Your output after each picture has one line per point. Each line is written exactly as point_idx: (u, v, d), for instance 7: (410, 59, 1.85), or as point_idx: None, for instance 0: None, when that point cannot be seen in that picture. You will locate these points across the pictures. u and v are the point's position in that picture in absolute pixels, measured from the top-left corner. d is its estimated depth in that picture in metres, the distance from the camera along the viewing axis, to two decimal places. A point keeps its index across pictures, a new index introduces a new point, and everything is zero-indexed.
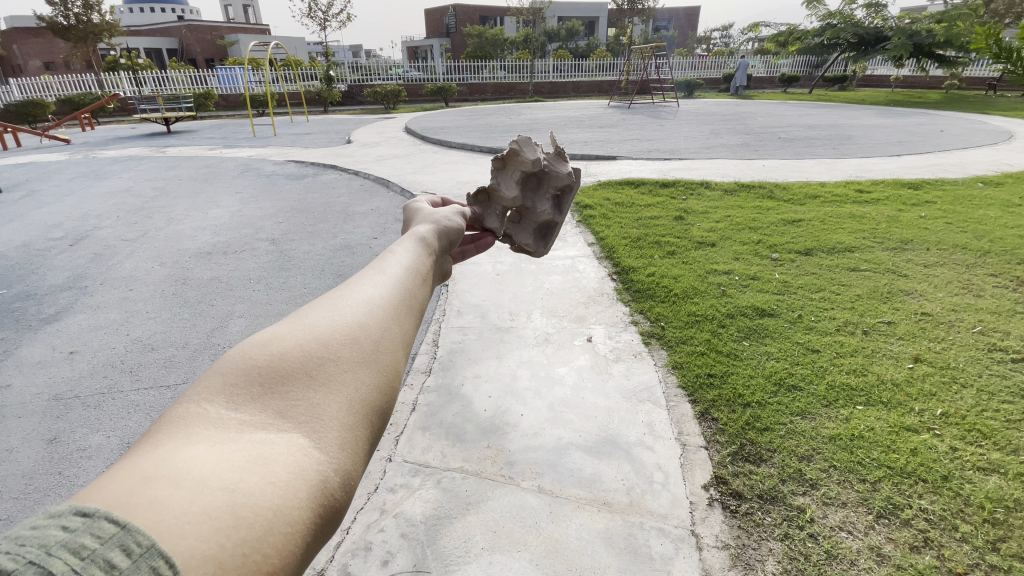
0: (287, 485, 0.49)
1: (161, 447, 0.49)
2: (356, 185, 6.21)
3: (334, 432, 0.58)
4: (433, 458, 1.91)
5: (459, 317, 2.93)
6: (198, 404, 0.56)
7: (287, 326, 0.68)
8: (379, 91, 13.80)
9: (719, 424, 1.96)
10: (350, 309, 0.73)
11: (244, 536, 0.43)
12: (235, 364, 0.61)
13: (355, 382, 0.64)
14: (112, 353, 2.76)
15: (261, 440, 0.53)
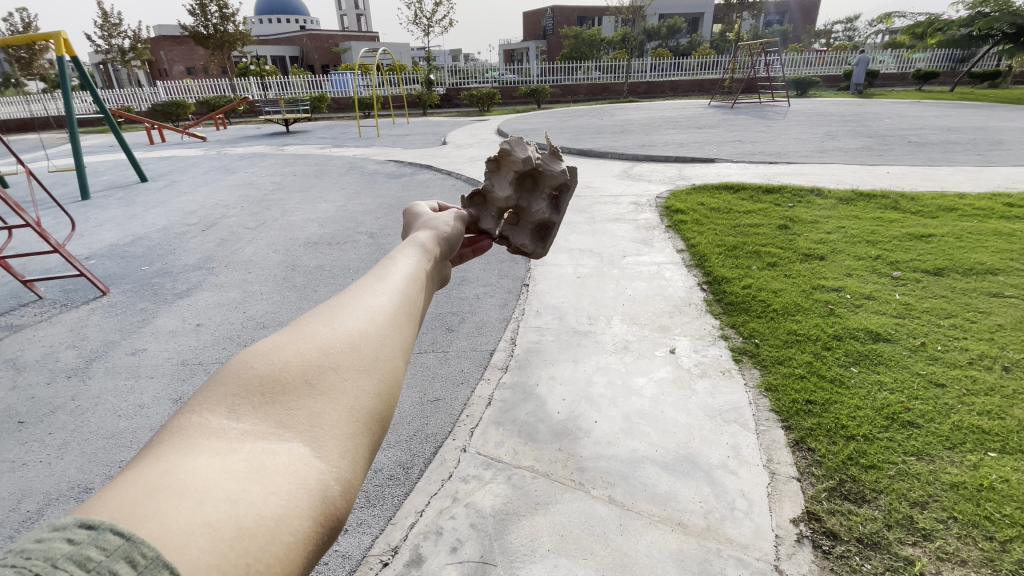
0: (288, 493, 0.50)
1: (166, 457, 0.50)
2: (448, 184, 6.47)
3: (335, 439, 0.59)
4: (505, 454, 1.94)
5: (538, 317, 2.94)
6: (199, 415, 0.56)
7: (287, 338, 0.69)
8: (475, 93, 14.25)
9: (815, 455, 1.79)
10: (348, 320, 0.75)
11: (250, 542, 0.44)
12: (237, 375, 0.62)
13: (356, 391, 0.65)
14: (231, 327, 3.12)
15: (262, 448, 0.54)
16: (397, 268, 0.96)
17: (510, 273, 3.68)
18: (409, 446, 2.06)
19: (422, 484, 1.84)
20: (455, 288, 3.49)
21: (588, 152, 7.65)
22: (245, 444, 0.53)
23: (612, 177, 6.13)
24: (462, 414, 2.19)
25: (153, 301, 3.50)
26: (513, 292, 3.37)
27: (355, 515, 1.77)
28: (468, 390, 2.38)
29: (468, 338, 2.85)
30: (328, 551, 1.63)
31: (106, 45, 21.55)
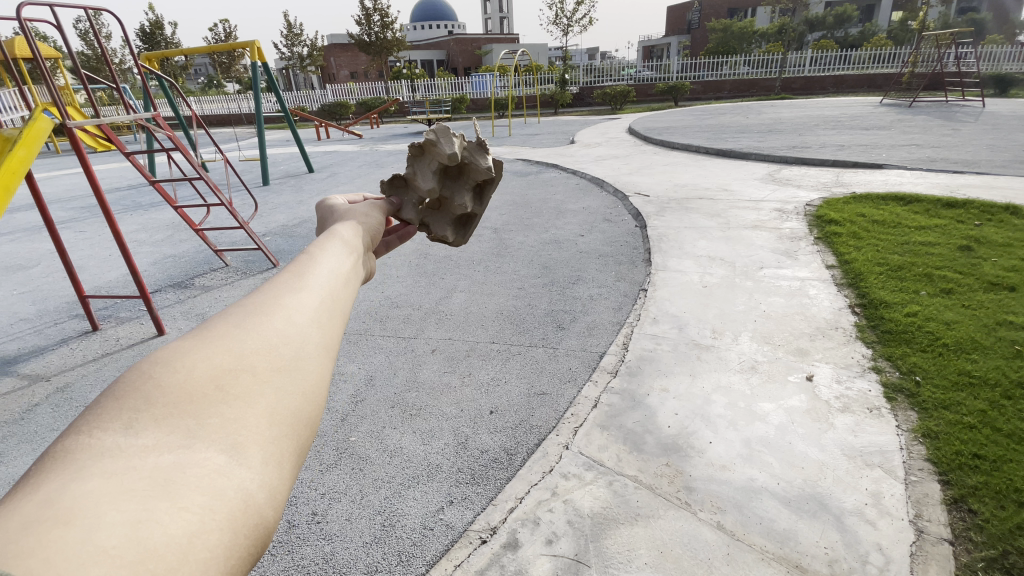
0: (201, 508, 0.42)
1: (43, 487, 0.40)
2: (572, 183, 6.48)
3: (259, 444, 0.51)
4: (609, 458, 1.91)
5: (656, 324, 2.83)
6: (84, 436, 0.46)
7: (193, 341, 0.58)
8: (609, 92, 14.05)
9: (975, 518, 1.53)
10: (266, 314, 0.64)
11: (159, 564, 0.37)
12: (137, 386, 0.52)
13: (280, 391, 0.56)
14: (370, 304, 3.50)
15: (162, 462, 0.44)
16: (334, 254, 0.84)
17: (628, 276, 3.58)
18: (515, 434, 2.12)
19: (523, 472, 1.89)
20: (570, 287, 3.50)
21: (726, 154, 7.12)
22: (140, 459, 0.44)
23: (751, 181, 5.64)
24: (568, 412, 2.20)
25: None
26: (630, 296, 3.27)
27: (460, 489, 1.88)
28: (575, 389, 2.38)
29: (580, 337, 2.84)
30: (435, 518, 1.76)
31: (290, 54, 25.17)
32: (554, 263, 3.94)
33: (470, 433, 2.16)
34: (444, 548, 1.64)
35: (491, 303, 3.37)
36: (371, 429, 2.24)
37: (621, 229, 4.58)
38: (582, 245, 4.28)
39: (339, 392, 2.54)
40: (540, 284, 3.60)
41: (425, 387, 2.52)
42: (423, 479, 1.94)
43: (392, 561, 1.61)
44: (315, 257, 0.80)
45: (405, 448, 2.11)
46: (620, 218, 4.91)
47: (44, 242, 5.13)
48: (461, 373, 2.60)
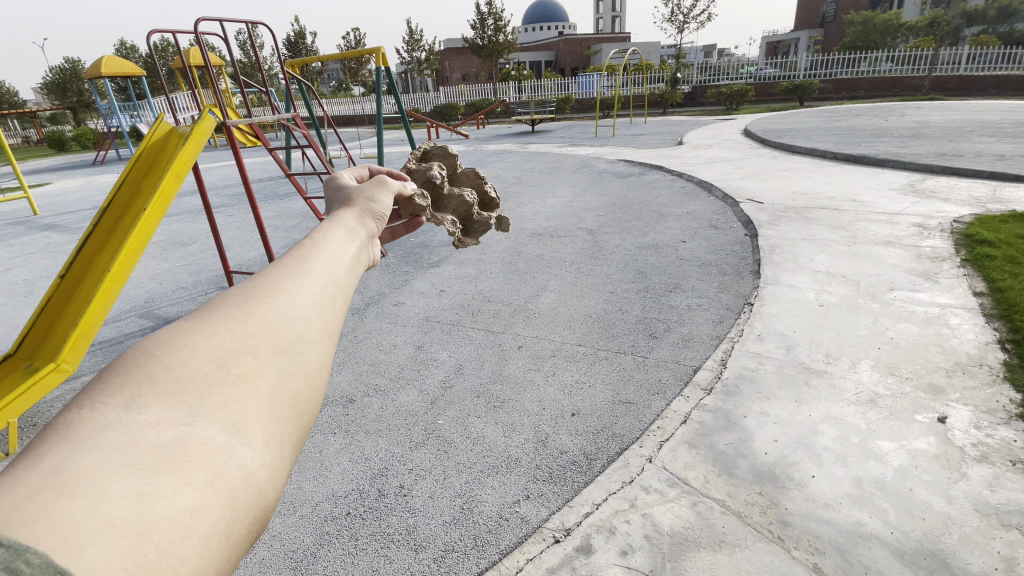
0: (203, 484, 0.43)
1: (49, 454, 0.41)
2: (677, 187, 6.21)
3: (261, 425, 0.51)
4: (694, 477, 1.82)
5: (759, 342, 2.63)
6: (87, 407, 0.46)
7: (194, 320, 0.57)
8: (724, 92, 13.22)
9: None
10: (272, 295, 0.63)
11: (160, 539, 0.39)
12: (141, 363, 0.52)
13: (284, 373, 0.57)
14: (464, 297, 3.65)
15: (162, 439, 0.45)
16: (347, 236, 0.82)
17: (732, 288, 3.36)
18: (596, 439, 2.11)
19: (602, 478, 1.87)
20: (666, 295, 3.37)
21: (858, 160, 6.39)
22: (139, 434, 0.45)
23: (888, 191, 5.01)
24: (654, 424, 2.14)
25: (413, 266, 4.31)
26: (732, 310, 3.08)
27: (537, 485, 1.91)
28: (664, 401, 2.30)
29: (672, 348, 2.73)
30: (510, 510, 1.80)
31: (409, 58, 26.89)
32: (650, 269, 3.82)
33: (551, 432, 2.18)
34: (517, 540, 1.68)
35: (582, 305, 3.36)
36: (456, 415, 2.35)
37: (727, 237, 4.31)
38: (681, 252, 4.10)
39: (431, 376, 2.69)
40: (634, 289, 3.51)
41: (511, 381, 2.58)
42: (502, 470, 2.00)
43: (467, 544, 1.68)
44: (325, 236, 0.78)
45: (486, 438, 2.18)
46: (727, 225, 4.62)
47: (201, 223, 6.01)
48: (546, 372, 2.63)
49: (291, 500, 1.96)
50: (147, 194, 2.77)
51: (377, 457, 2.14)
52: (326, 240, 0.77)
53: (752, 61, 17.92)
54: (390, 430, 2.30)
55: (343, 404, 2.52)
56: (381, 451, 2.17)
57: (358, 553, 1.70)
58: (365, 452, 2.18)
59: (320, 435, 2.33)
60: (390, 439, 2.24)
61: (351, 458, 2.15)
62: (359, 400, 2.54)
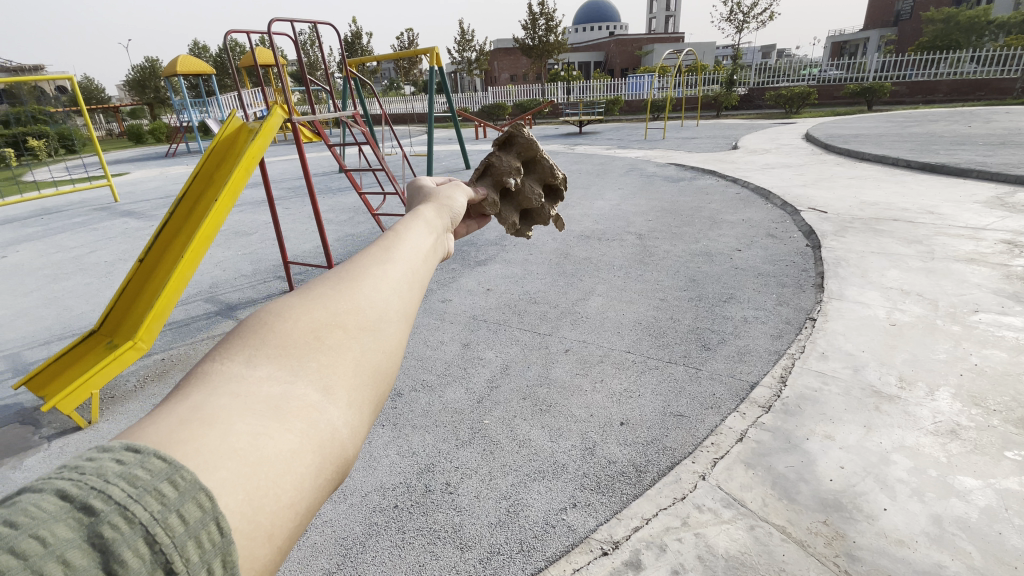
0: (300, 433, 0.43)
1: (191, 395, 0.44)
2: (732, 192, 5.98)
3: (350, 388, 0.49)
4: (752, 499, 1.74)
5: (824, 360, 2.49)
6: (218, 361, 0.48)
7: (299, 293, 0.57)
8: (785, 94, 12.63)
9: None
10: (365, 274, 0.60)
11: (269, 472, 0.39)
12: (252, 326, 0.52)
13: (370, 345, 0.53)
14: (511, 297, 3.64)
15: (271, 393, 0.45)
16: (426, 228, 0.78)
17: (792, 301, 3.20)
18: (646, 451, 2.05)
19: (652, 493, 1.81)
20: (721, 305, 3.24)
21: (935, 169, 5.95)
22: (253, 385, 0.45)
23: (970, 204, 4.63)
24: (708, 440, 2.05)
25: (460, 264, 4.34)
26: (793, 324, 2.92)
27: (584, 494, 1.87)
28: (718, 417, 2.21)
29: (727, 361, 2.62)
30: (557, 517, 1.78)
31: (460, 58, 27.24)
32: (703, 277, 3.69)
33: (598, 440, 2.14)
34: (564, 549, 1.65)
35: (631, 311, 3.28)
36: (503, 416, 2.35)
37: (787, 247, 4.10)
38: (737, 261, 3.94)
39: (477, 375, 2.70)
40: (686, 297, 3.40)
41: (557, 384, 2.55)
42: (548, 475, 1.97)
43: (513, 548, 1.67)
44: (410, 226, 0.75)
45: (533, 441, 2.16)
46: (787, 234, 4.41)
47: (261, 214, 6.29)
48: (594, 378, 2.58)
49: (341, 488, 2.01)
50: (219, 185, 2.91)
51: (424, 452, 2.16)
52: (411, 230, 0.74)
53: (816, 62, 17.05)
54: (437, 426, 2.32)
55: (391, 397, 2.56)
56: (428, 446, 2.19)
57: (405, 547, 1.72)
58: (412, 446, 2.20)
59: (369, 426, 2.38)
60: (437, 436, 2.26)
61: (399, 451, 2.18)
62: (407, 395, 2.57)
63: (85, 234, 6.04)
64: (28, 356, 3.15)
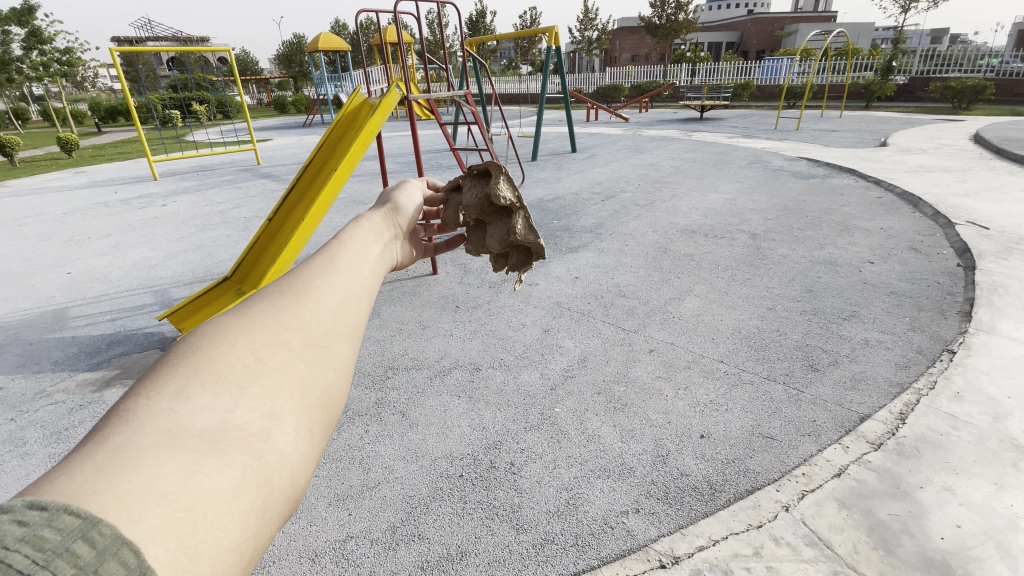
0: (241, 467, 0.44)
1: (113, 436, 0.43)
2: (871, 196, 5.26)
3: (297, 412, 0.51)
4: (841, 543, 1.55)
5: (957, 402, 2.12)
6: (141, 396, 0.47)
7: (233, 319, 0.57)
8: (956, 86, 10.78)
9: None
10: (303, 294, 0.63)
11: (207, 513, 0.39)
12: (179, 357, 0.51)
13: (315, 364, 0.57)
14: (599, 287, 3.56)
15: (207, 424, 0.45)
16: (372, 239, 0.81)
17: (928, 328, 2.75)
18: (724, 470, 1.90)
19: (725, 514, 1.69)
20: (838, 323, 2.89)
21: None
22: (188, 417, 0.45)
23: None
24: (798, 469, 1.86)
25: (552, 248, 4.32)
26: (925, 355, 2.52)
27: (649, 501, 1.79)
28: (815, 446, 1.97)
29: (836, 387, 2.33)
30: (617, 519, 1.72)
31: (580, 36, 26.71)
32: (821, 289, 3.31)
33: (673, 449, 2.03)
34: (619, 552, 1.60)
35: (730, 317, 3.05)
36: (574, 407, 2.31)
37: (932, 265, 3.53)
38: (865, 274, 3.47)
39: (554, 362, 2.69)
40: (796, 309, 3.08)
41: (636, 384, 2.46)
42: (614, 476, 1.91)
43: (567, 540, 1.65)
44: (355, 239, 0.78)
45: (602, 438, 2.11)
46: (934, 250, 3.79)
47: (376, 185, 6.75)
48: (677, 383, 2.44)
49: (413, 448, 2.12)
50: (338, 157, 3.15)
51: (494, 429, 2.21)
52: (355, 243, 0.77)
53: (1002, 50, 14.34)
54: (509, 406, 2.36)
55: (469, 370, 2.65)
56: (498, 424, 2.24)
57: (465, 516, 1.77)
58: (483, 421, 2.26)
59: (447, 395, 2.47)
60: (507, 415, 2.29)
61: (470, 423, 2.25)
62: (484, 370, 2.64)
63: (233, 191, 6.92)
64: (177, 293, 3.70)
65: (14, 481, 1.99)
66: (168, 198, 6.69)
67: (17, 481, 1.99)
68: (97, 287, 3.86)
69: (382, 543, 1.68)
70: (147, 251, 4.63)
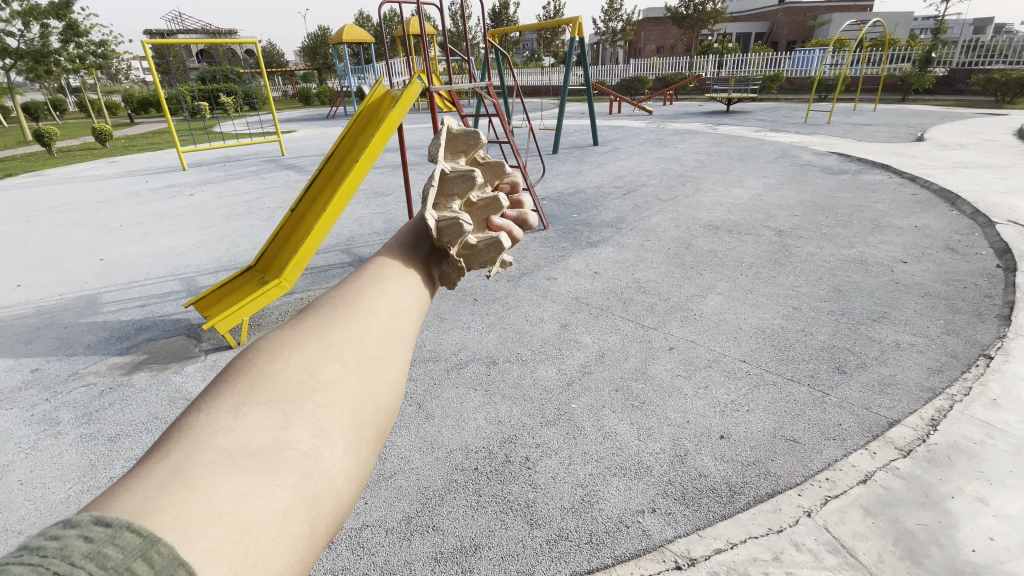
0: (292, 489, 0.44)
1: (176, 452, 0.45)
2: (905, 193, 5.06)
3: (347, 430, 0.50)
4: (866, 551, 1.49)
5: (993, 409, 2.03)
6: (204, 412, 0.49)
7: (290, 334, 0.58)
8: (1000, 78, 10.28)
9: None
10: (355, 306, 0.62)
11: (257, 537, 0.40)
12: (240, 372, 0.53)
13: (366, 377, 0.55)
14: (618, 283, 3.51)
15: (261, 442, 0.46)
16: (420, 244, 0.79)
17: (963, 332, 2.64)
18: (744, 472, 1.85)
19: (744, 517, 1.65)
20: (867, 324, 2.79)
21: None
22: (244, 436, 0.46)
23: None
24: (822, 473, 1.80)
25: (572, 243, 4.27)
26: (959, 359, 2.41)
27: (666, 501, 1.76)
28: (840, 450, 1.91)
29: (863, 390, 2.25)
30: (632, 518, 1.70)
31: (604, 28, 26.34)
32: (850, 289, 3.20)
33: (691, 449, 1.99)
34: (635, 551, 1.58)
35: (753, 316, 2.97)
36: (591, 404, 2.29)
37: (969, 265, 3.39)
38: (897, 274, 3.35)
39: (572, 358, 2.66)
40: (824, 309, 2.99)
41: (655, 382, 2.42)
42: (630, 474, 1.88)
43: (582, 538, 1.64)
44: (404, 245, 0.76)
45: (619, 435, 2.08)
46: (972, 250, 3.63)
47: (397, 177, 6.78)
48: (697, 383, 2.40)
49: (430, 440, 2.12)
50: (360, 148, 3.15)
51: (510, 423, 2.20)
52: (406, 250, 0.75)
53: None
54: (525, 400, 2.35)
55: (486, 363, 2.65)
56: (514, 418, 2.23)
57: (479, 510, 1.77)
58: (499, 415, 2.26)
59: (463, 388, 2.47)
60: (524, 409, 2.28)
61: (486, 417, 2.25)
62: (501, 364, 2.63)
63: (258, 182, 7.04)
64: (203, 281, 3.79)
65: (47, 459, 2.06)
66: (196, 187, 6.84)
67: (49, 459, 2.06)
68: (127, 274, 3.97)
69: (398, 533, 1.69)
70: (175, 239, 4.74)
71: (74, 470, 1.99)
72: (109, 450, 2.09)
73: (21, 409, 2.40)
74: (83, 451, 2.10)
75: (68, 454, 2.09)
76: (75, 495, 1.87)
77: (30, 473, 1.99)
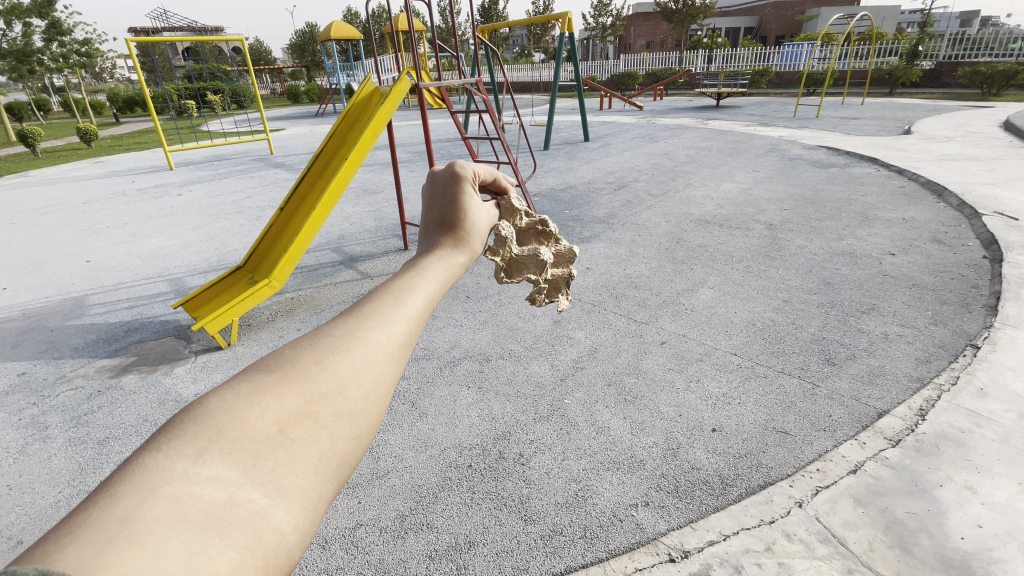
0: (244, 548, 0.34)
1: (120, 495, 0.34)
2: (893, 185, 5.11)
3: (311, 488, 0.41)
4: (856, 540, 1.51)
5: (980, 398, 2.06)
6: (158, 451, 0.37)
7: (275, 373, 0.45)
8: (985, 71, 10.39)
9: None
10: (350, 352, 0.48)
11: None
12: (204, 408, 0.41)
13: (341, 435, 0.44)
14: (610, 278, 3.51)
15: (215, 498, 0.35)
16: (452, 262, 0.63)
17: (950, 323, 2.66)
18: (736, 464, 1.87)
19: (737, 509, 1.66)
20: (857, 316, 2.81)
21: None
22: (201, 488, 0.35)
23: None
24: (812, 464, 1.82)
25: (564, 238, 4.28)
26: (947, 350, 2.44)
27: (659, 495, 1.76)
28: (830, 441, 1.93)
29: (853, 382, 2.26)
30: (626, 512, 1.70)
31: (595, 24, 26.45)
32: (840, 282, 3.22)
33: (683, 442, 1.99)
34: (628, 544, 1.58)
35: (744, 309, 2.99)
36: (584, 399, 2.29)
37: (956, 256, 3.42)
38: (885, 266, 3.38)
39: (564, 354, 2.66)
40: (813, 302, 3.00)
41: (647, 376, 2.42)
42: (622, 468, 1.89)
43: (577, 532, 1.64)
44: (430, 275, 0.58)
45: (612, 430, 2.08)
46: (958, 242, 3.67)
47: (387, 175, 6.75)
48: (689, 376, 2.40)
49: (423, 438, 2.11)
50: (349, 145, 3.12)
51: (503, 419, 2.20)
52: (431, 281, 0.57)
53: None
54: (519, 396, 2.35)
55: (479, 361, 2.64)
56: (507, 415, 2.22)
57: (473, 506, 1.77)
58: (492, 411, 2.25)
59: (455, 384, 2.47)
60: (516, 407, 2.27)
61: (479, 414, 2.24)
62: (494, 361, 2.63)
63: (247, 180, 6.97)
64: (193, 281, 3.75)
65: (36, 463, 2.03)
66: (183, 187, 6.77)
67: (38, 463, 2.04)
68: (114, 275, 3.91)
69: (391, 532, 1.68)
70: (163, 239, 4.69)
71: (64, 475, 1.97)
72: (98, 453, 2.06)
73: (8, 414, 2.37)
74: (72, 455, 2.07)
75: (57, 458, 2.06)
76: (64, 498, 1.85)
77: (19, 478, 1.97)
